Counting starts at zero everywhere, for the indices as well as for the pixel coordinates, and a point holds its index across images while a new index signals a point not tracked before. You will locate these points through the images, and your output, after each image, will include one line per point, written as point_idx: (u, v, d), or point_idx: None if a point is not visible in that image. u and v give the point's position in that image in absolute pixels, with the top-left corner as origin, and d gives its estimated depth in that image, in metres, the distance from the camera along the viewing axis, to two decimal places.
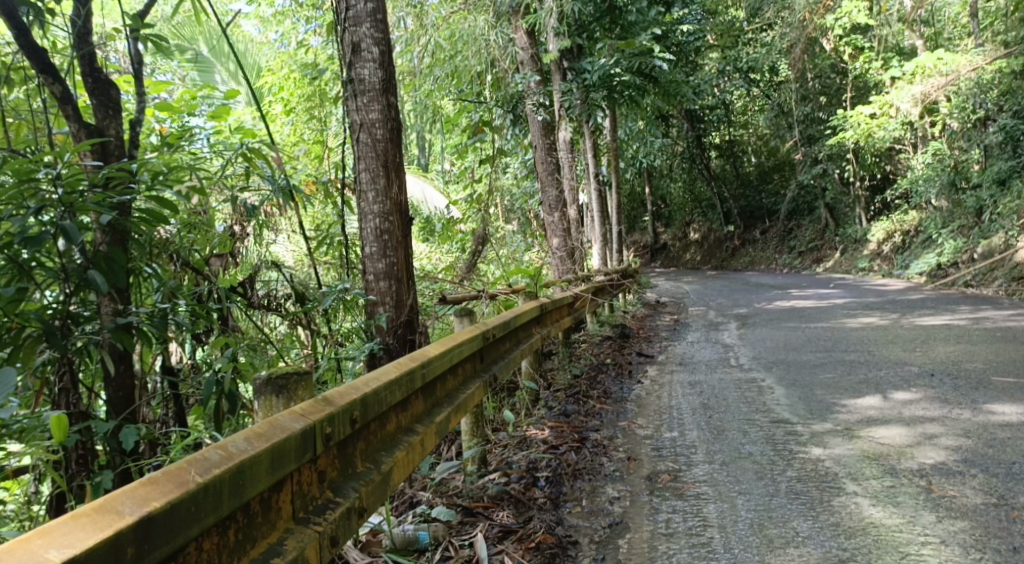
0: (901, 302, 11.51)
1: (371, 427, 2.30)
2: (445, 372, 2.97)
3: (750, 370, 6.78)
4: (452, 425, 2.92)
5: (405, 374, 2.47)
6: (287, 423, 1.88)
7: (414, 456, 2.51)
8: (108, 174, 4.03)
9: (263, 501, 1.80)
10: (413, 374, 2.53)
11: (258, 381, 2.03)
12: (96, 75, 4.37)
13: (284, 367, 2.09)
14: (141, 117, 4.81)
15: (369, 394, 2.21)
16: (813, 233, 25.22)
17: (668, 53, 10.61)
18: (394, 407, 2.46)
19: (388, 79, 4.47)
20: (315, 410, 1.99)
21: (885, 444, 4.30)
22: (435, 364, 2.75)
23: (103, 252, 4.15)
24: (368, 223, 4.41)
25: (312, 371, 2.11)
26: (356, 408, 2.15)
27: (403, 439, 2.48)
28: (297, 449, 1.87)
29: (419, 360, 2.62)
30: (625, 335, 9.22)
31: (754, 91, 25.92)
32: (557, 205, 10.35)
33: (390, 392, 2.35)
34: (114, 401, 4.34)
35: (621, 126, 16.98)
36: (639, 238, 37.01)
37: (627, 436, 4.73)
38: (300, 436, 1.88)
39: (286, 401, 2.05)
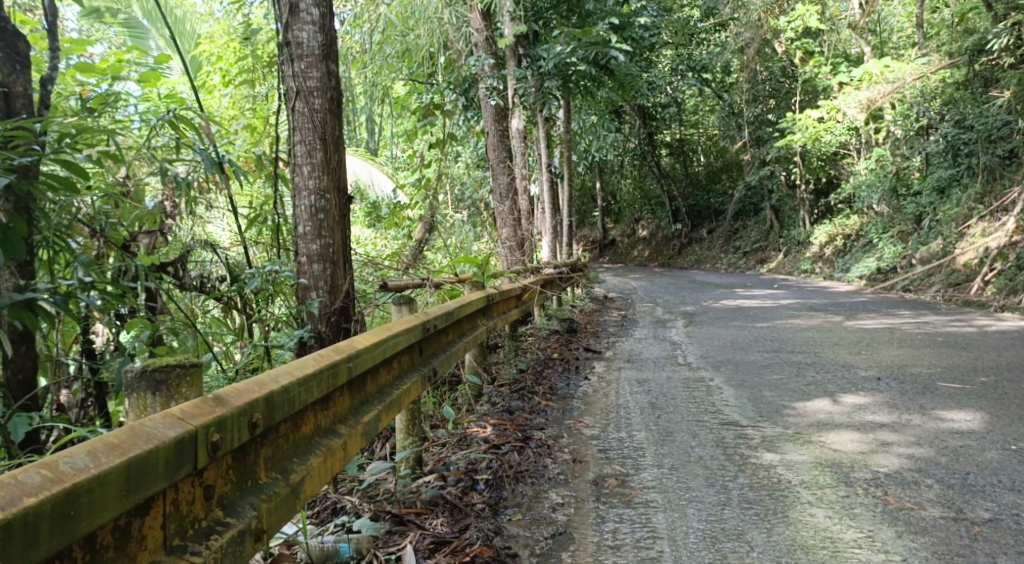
0: (844, 305, 11.57)
1: (280, 430, 1.99)
2: (378, 365, 2.66)
3: (697, 369, 6.62)
4: (383, 426, 2.62)
5: (327, 368, 2.17)
6: (158, 430, 1.56)
7: (334, 462, 2.21)
8: (6, 132, 3.59)
9: (119, 530, 1.47)
10: (337, 368, 2.23)
11: (130, 374, 1.70)
12: (2, 24, 3.87)
13: (164, 358, 1.77)
14: (53, 74, 4.37)
15: (276, 392, 1.90)
16: (758, 234, 25.50)
17: (624, 44, 10.38)
18: (312, 406, 2.16)
19: (329, 44, 4.13)
20: (199, 414, 1.67)
21: (837, 450, 4.15)
22: (365, 355, 2.45)
23: (3, 220, 3.72)
24: (302, 200, 4.06)
25: (201, 365, 1.78)
26: (258, 410, 1.83)
27: (321, 442, 2.18)
28: (170, 462, 1.56)
29: (346, 351, 2.33)
30: (572, 329, 9.02)
31: (706, 91, 26.09)
32: (508, 193, 10.07)
33: (305, 389, 2.04)
34: (13, 387, 3.88)
35: (575, 118, 16.81)
36: (588, 233, 37.00)
37: (572, 435, 4.49)
38: (172, 446, 1.56)
39: (165, 399, 1.73)
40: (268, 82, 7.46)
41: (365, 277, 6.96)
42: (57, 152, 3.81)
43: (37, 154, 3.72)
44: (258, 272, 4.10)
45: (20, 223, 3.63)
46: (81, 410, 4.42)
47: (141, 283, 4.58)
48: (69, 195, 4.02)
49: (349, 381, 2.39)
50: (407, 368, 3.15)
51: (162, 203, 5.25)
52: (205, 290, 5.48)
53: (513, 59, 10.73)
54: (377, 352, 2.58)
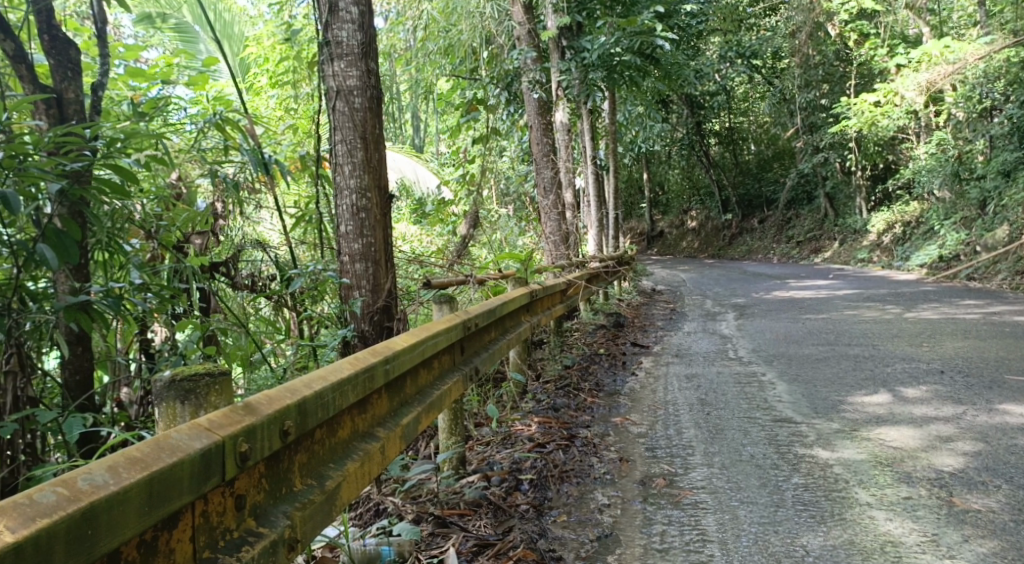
0: (903, 295, 11.20)
1: (314, 436, 1.98)
2: (417, 366, 2.63)
3: (749, 364, 6.47)
4: (424, 427, 2.60)
5: (363, 371, 2.15)
6: (184, 441, 1.56)
7: (372, 466, 2.19)
8: (58, 138, 3.65)
9: (146, 544, 1.47)
10: (374, 371, 2.21)
11: (159, 383, 1.70)
12: (53, 31, 3.94)
13: (192, 366, 1.77)
14: (104, 80, 4.43)
15: (308, 398, 1.90)
16: (811, 223, 24.90)
17: (671, 32, 10.18)
18: (349, 410, 2.14)
19: (368, 43, 4.11)
20: (227, 423, 1.67)
21: (896, 448, 3.99)
22: (404, 356, 2.44)
23: (58, 225, 3.79)
24: (344, 199, 4.06)
25: (230, 373, 1.79)
26: (289, 417, 1.83)
27: (358, 446, 2.16)
28: (197, 474, 1.55)
29: (385, 352, 2.32)
30: (620, 324, 8.91)
31: (756, 78, 25.56)
32: (552, 187, 9.97)
33: (340, 393, 2.03)
34: (70, 387, 3.96)
35: (621, 109, 16.61)
36: (636, 225, 36.64)
37: (619, 433, 4.42)
38: (199, 457, 1.56)
39: (193, 408, 1.74)
40: (310, 81, 7.49)
41: (410, 274, 6.97)
42: (107, 157, 3.85)
43: (88, 159, 3.76)
44: (302, 272, 4.11)
45: (73, 227, 3.66)
46: (141, 408, 4.52)
47: (191, 284, 4.66)
48: (120, 199, 4.08)
49: (389, 382, 2.38)
50: (448, 368, 3.12)
51: (212, 204, 5.33)
52: (256, 289, 5.53)
53: (557, 51, 10.62)
54: (417, 352, 2.56)
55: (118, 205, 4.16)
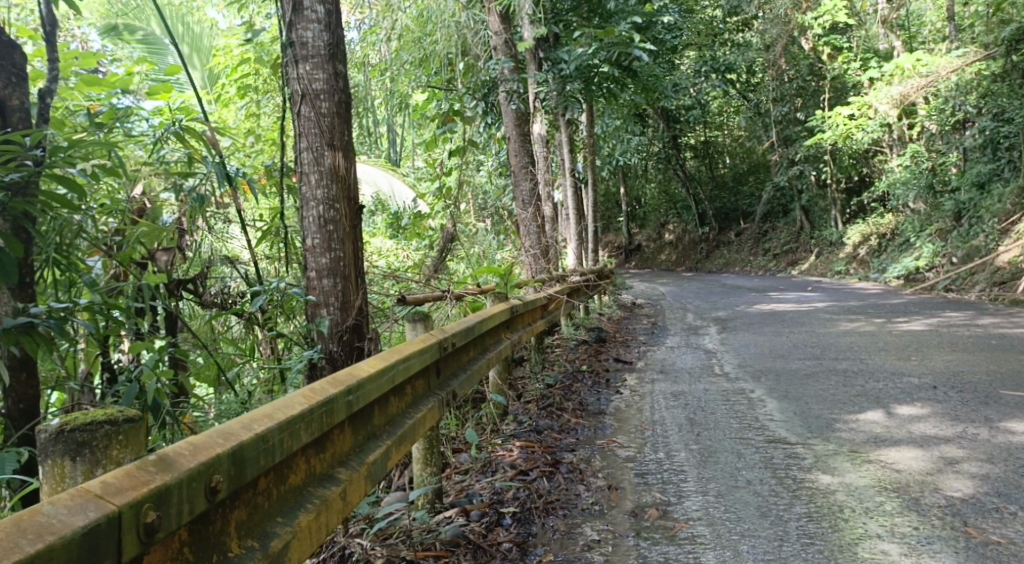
0: (885, 307, 11.08)
1: (257, 486, 1.70)
2: (386, 395, 2.36)
3: (736, 380, 6.24)
4: (395, 464, 2.32)
5: (319, 406, 1.87)
6: (64, 515, 1.30)
7: (330, 517, 1.91)
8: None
9: None
10: (336, 404, 1.95)
11: (45, 434, 1.47)
12: None
13: (92, 412, 1.54)
14: (53, 86, 4.12)
15: (244, 443, 1.63)
16: (788, 235, 24.93)
17: (649, 43, 10.00)
18: (302, 451, 1.86)
19: (336, 44, 3.84)
20: (129, 487, 1.39)
21: (900, 471, 3.77)
22: (373, 383, 2.18)
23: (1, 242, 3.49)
24: (310, 211, 3.76)
25: (138, 420, 1.57)
26: (217, 472, 1.55)
27: (314, 493, 1.89)
28: (78, 560, 1.28)
29: (351, 378, 2.06)
30: (601, 339, 8.66)
31: (731, 92, 25.64)
32: (531, 200, 9.70)
33: (288, 435, 1.75)
34: (12, 415, 3.56)
35: (598, 122, 16.45)
36: (613, 239, 36.54)
37: (606, 458, 4.16)
38: (82, 537, 1.29)
39: (89, 465, 1.52)
40: (278, 89, 7.20)
41: (384, 290, 6.70)
42: (51, 166, 3.53)
43: (30, 169, 3.45)
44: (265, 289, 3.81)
45: (14, 245, 3.34)
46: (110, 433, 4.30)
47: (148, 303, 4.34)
48: (71, 213, 3.77)
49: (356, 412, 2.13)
50: (422, 393, 2.84)
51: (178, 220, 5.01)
52: (223, 307, 5.23)
53: (533, 63, 10.44)
54: (388, 378, 2.30)
55: (69, 218, 3.85)
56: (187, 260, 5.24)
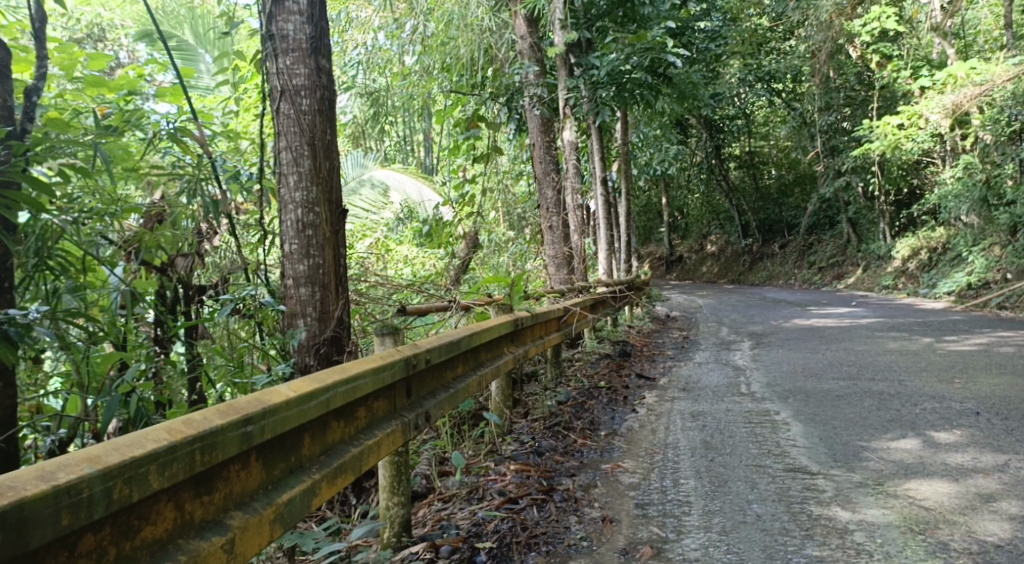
0: (932, 324, 10.49)
1: (64, 548, 1.42)
2: (317, 423, 2.08)
3: (762, 400, 5.81)
4: (323, 503, 2.05)
5: (178, 447, 1.60)
6: None
7: None
8: None
9: None
10: (212, 442, 1.67)
11: None
12: None
13: None
14: (39, 85, 3.94)
15: (27, 501, 1.35)
16: (834, 248, 24.06)
17: (683, 48, 9.60)
18: (157, 500, 1.58)
19: (318, 37, 3.62)
20: None
21: (929, 507, 3.38)
22: (285, 413, 1.89)
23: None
24: (288, 214, 3.54)
25: None
26: None
27: (181, 548, 1.62)
28: None
29: (244, 409, 1.78)
30: (626, 353, 8.26)
31: (775, 101, 24.98)
32: (556, 208, 9.34)
33: (112, 486, 1.47)
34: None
35: (635, 130, 16.04)
36: (655, 250, 35.97)
37: (606, 484, 3.83)
38: None
39: None
40: None
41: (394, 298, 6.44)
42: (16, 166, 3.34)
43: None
44: None
45: None
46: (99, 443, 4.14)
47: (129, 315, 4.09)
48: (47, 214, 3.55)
49: (259, 447, 1.85)
50: (382, 416, 2.57)
51: (195, 225, 4.77)
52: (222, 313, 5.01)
53: (563, 68, 10.07)
54: (313, 405, 2.01)
55: (50, 221, 3.65)
56: (204, 267, 5.08)
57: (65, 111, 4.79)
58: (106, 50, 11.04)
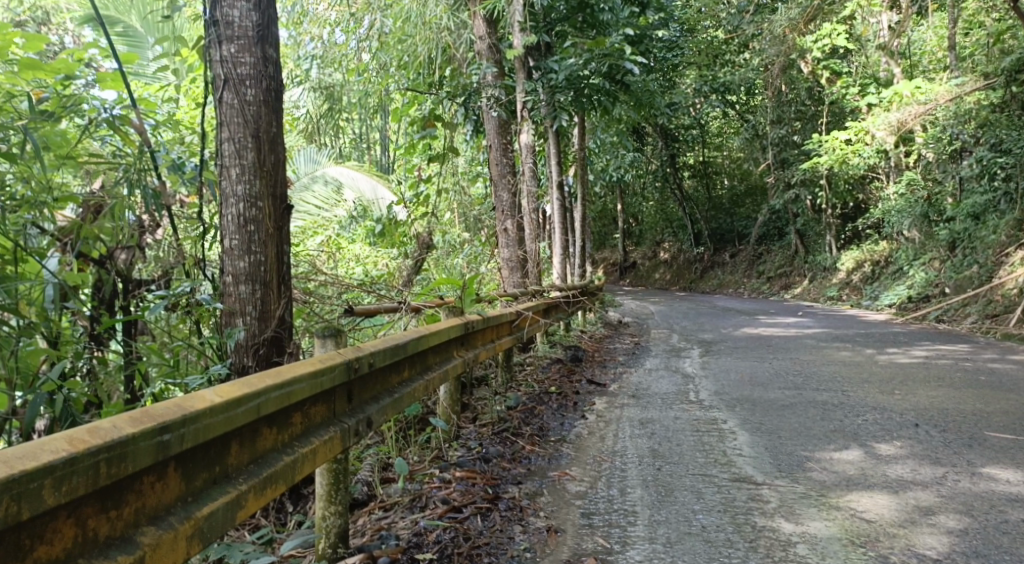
0: (875, 336, 10.68)
1: None
2: (244, 430, 1.96)
3: (710, 409, 5.80)
4: (249, 516, 1.94)
5: (78, 458, 1.47)
6: None
7: None
8: None
9: None
10: (121, 453, 1.55)
11: None
12: None
13: None
14: None
15: None
16: (782, 259, 24.48)
17: (640, 56, 9.60)
18: (55, 516, 1.45)
19: (265, 25, 3.49)
20: None
21: (870, 520, 3.40)
22: (209, 420, 1.79)
23: None
24: (229, 208, 3.40)
25: None
26: None
27: None
28: None
29: (160, 416, 1.66)
30: (577, 358, 8.20)
31: (730, 113, 25.33)
32: (511, 212, 9.27)
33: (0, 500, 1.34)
34: None
35: (591, 136, 16.09)
36: (609, 255, 36.18)
37: (553, 492, 3.76)
38: None
39: None
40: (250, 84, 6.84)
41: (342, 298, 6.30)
42: None
43: None
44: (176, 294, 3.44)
45: None
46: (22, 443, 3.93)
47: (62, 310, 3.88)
48: None
49: (178, 457, 1.74)
50: (319, 423, 2.46)
51: (136, 216, 4.57)
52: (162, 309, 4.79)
53: (522, 71, 10.00)
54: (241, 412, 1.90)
55: None
56: (146, 261, 4.78)
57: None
58: (48, 34, 10.64)
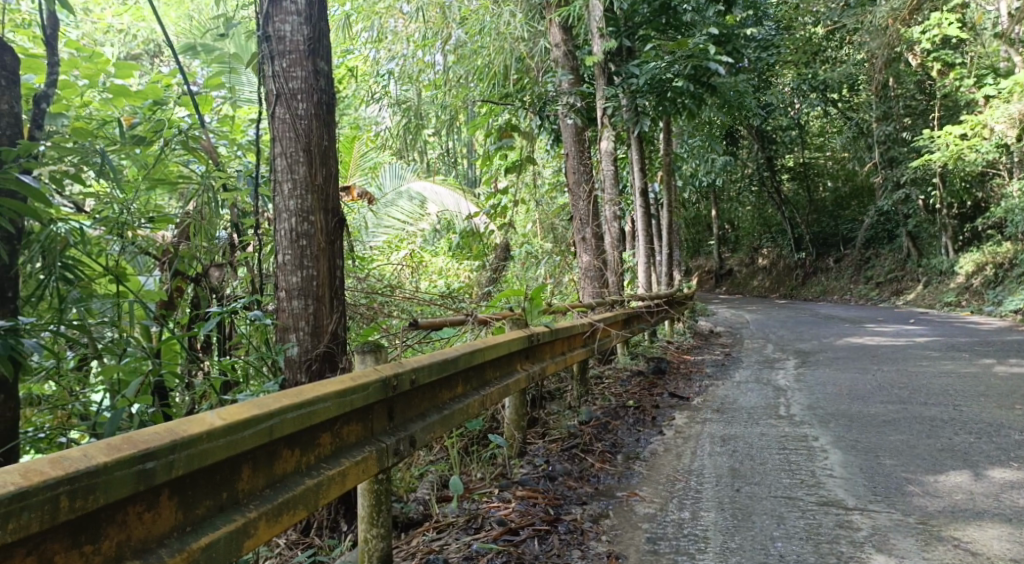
0: (996, 345, 9.85)
1: None
2: (248, 456, 1.99)
3: (800, 424, 5.41)
4: (254, 543, 1.96)
5: (40, 490, 1.53)
6: None
7: None
8: None
9: None
10: (89, 484, 1.61)
11: None
12: None
13: None
14: (50, 92, 3.78)
15: None
16: (892, 263, 23.12)
17: (728, 55, 9.20)
18: (19, 547, 1.52)
19: (317, 38, 3.46)
20: None
21: (978, 556, 3.03)
22: (197, 447, 1.82)
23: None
24: (281, 223, 3.39)
25: None
26: None
27: None
28: None
29: (138, 445, 1.71)
30: (661, 370, 7.88)
31: (831, 111, 24.19)
32: (589, 220, 9.07)
33: None
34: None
35: (680, 140, 15.64)
36: (703, 263, 35.22)
37: (619, 513, 3.54)
38: None
39: None
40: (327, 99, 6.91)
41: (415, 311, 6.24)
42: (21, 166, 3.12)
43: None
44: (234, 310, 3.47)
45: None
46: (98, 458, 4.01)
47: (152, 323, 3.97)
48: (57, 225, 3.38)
49: (170, 484, 1.79)
50: (353, 444, 2.44)
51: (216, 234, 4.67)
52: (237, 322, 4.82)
53: (602, 77, 9.75)
54: (237, 437, 1.92)
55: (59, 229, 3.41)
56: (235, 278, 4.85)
57: (90, 120, 4.58)
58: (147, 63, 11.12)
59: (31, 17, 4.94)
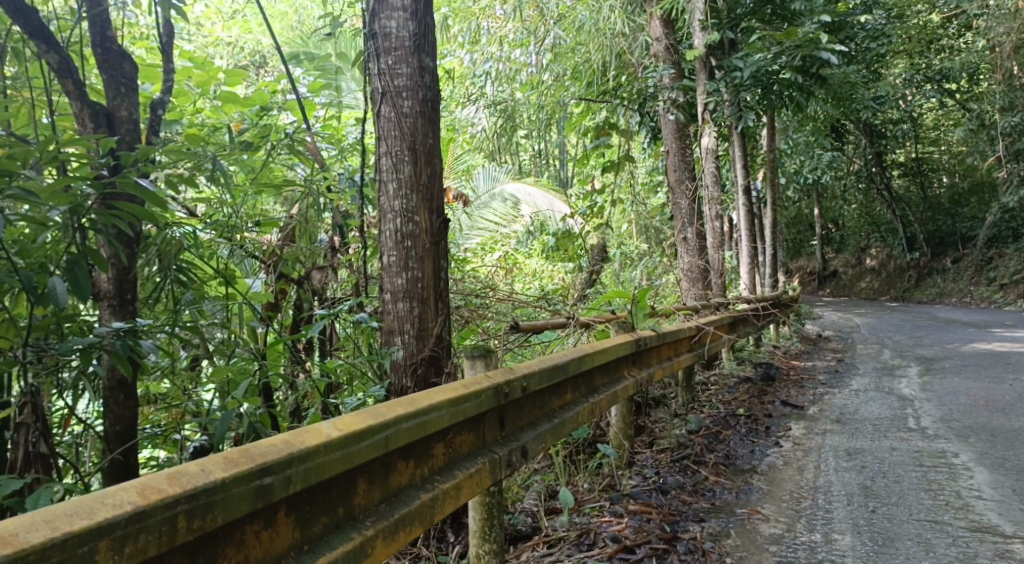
0: None
1: None
2: (363, 469, 1.90)
3: (934, 438, 4.98)
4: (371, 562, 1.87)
5: (159, 508, 1.47)
6: None
7: None
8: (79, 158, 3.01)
9: None
10: (207, 502, 1.54)
11: None
12: (108, 44, 3.25)
13: None
14: (165, 97, 3.82)
15: None
16: (1018, 263, 21.54)
17: (841, 45, 8.70)
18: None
19: (423, 34, 3.36)
20: None
21: None
22: (313, 460, 1.74)
23: (113, 266, 3.22)
24: (387, 224, 3.31)
25: None
26: None
27: None
28: None
29: (256, 459, 1.64)
30: (770, 377, 7.48)
31: (947, 103, 22.77)
32: (691, 219, 8.75)
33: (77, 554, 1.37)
34: (109, 437, 3.15)
35: (784, 136, 14.99)
36: (805, 264, 33.87)
37: (743, 533, 3.29)
38: None
39: None
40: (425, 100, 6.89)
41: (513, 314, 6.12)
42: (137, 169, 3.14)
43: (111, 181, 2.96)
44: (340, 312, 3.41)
45: (102, 260, 2.85)
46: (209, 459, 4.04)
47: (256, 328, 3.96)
48: (171, 229, 3.40)
49: (287, 501, 1.71)
50: (466, 455, 2.32)
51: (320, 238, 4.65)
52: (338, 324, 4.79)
53: (703, 71, 9.37)
54: (354, 449, 1.83)
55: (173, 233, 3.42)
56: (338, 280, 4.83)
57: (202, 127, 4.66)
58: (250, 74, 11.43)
59: (148, 30, 5.12)
